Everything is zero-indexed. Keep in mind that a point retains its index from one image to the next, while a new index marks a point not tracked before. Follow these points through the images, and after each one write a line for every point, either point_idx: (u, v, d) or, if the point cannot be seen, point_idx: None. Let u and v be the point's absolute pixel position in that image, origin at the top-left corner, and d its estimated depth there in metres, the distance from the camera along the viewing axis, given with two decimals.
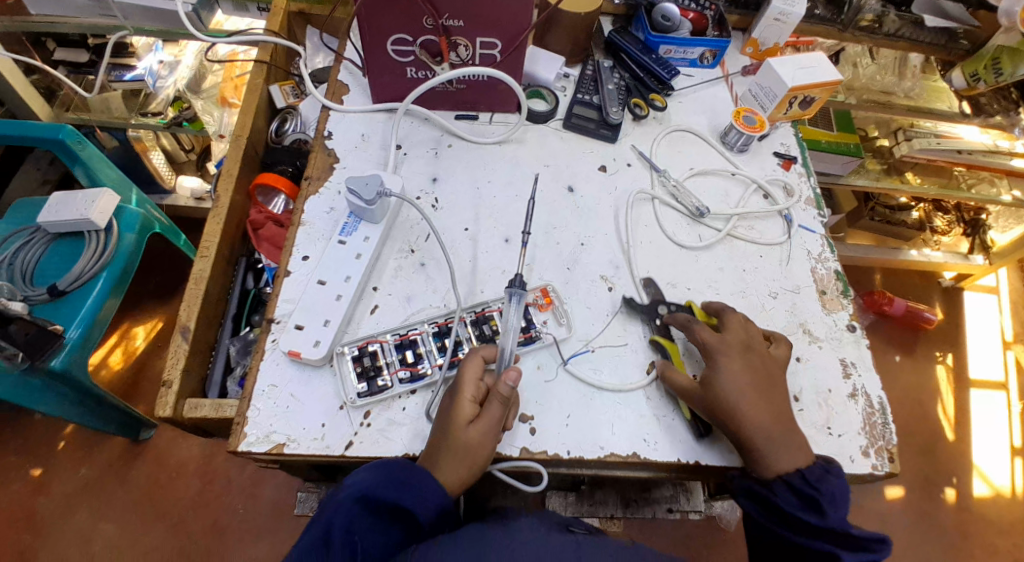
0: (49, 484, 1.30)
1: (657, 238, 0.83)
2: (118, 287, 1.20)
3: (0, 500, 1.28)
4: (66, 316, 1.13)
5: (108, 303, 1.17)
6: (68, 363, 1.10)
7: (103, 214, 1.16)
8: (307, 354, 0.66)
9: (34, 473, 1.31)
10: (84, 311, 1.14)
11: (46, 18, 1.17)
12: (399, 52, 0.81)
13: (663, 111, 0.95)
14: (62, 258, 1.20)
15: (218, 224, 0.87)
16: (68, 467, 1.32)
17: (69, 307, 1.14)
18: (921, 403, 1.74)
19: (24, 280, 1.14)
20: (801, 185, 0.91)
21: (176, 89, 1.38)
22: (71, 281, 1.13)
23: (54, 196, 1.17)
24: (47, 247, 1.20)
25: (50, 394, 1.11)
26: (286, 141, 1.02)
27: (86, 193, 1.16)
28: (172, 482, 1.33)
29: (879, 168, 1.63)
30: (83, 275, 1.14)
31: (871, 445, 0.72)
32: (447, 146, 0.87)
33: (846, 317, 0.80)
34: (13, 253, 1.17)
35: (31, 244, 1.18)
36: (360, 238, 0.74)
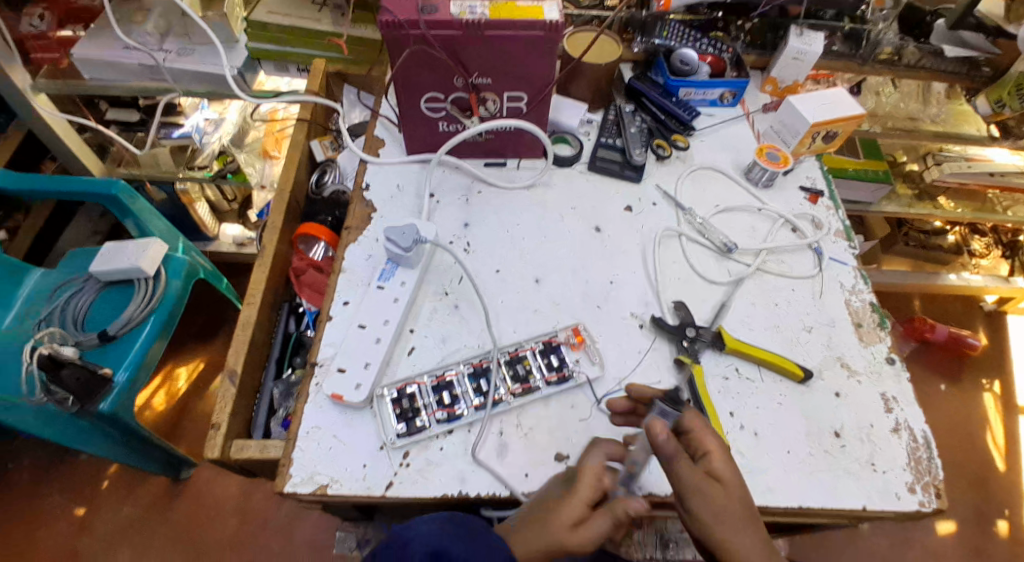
0: (93, 523, 1.34)
1: (685, 274, 0.84)
2: (164, 331, 1.26)
3: (48, 540, 1.32)
4: (115, 359, 1.19)
5: (155, 346, 1.23)
6: (116, 406, 1.14)
7: (152, 262, 1.23)
8: (350, 397, 0.68)
9: (78, 511, 1.35)
10: (132, 355, 1.19)
11: (100, 84, 1.25)
12: (432, 109, 0.85)
13: (686, 150, 0.97)
14: (112, 305, 1.27)
15: (263, 273, 0.92)
16: (110, 506, 1.36)
17: (117, 350, 1.20)
18: (969, 432, 1.68)
19: (74, 326, 1.21)
20: (829, 218, 0.91)
21: (220, 144, 1.47)
22: (121, 326, 1.19)
23: (106, 246, 1.25)
24: (98, 294, 1.27)
25: (97, 436, 1.16)
26: (327, 193, 1.06)
27: (135, 243, 1.24)
28: (212, 520, 1.35)
29: (910, 193, 1.61)
30: (132, 320, 1.20)
31: (917, 481, 0.70)
32: (476, 192, 0.91)
33: (884, 349, 0.79)
34: (67, 300, 1.25)
35: (82, 292, 1.25)
36: (398, 283, 0.77)
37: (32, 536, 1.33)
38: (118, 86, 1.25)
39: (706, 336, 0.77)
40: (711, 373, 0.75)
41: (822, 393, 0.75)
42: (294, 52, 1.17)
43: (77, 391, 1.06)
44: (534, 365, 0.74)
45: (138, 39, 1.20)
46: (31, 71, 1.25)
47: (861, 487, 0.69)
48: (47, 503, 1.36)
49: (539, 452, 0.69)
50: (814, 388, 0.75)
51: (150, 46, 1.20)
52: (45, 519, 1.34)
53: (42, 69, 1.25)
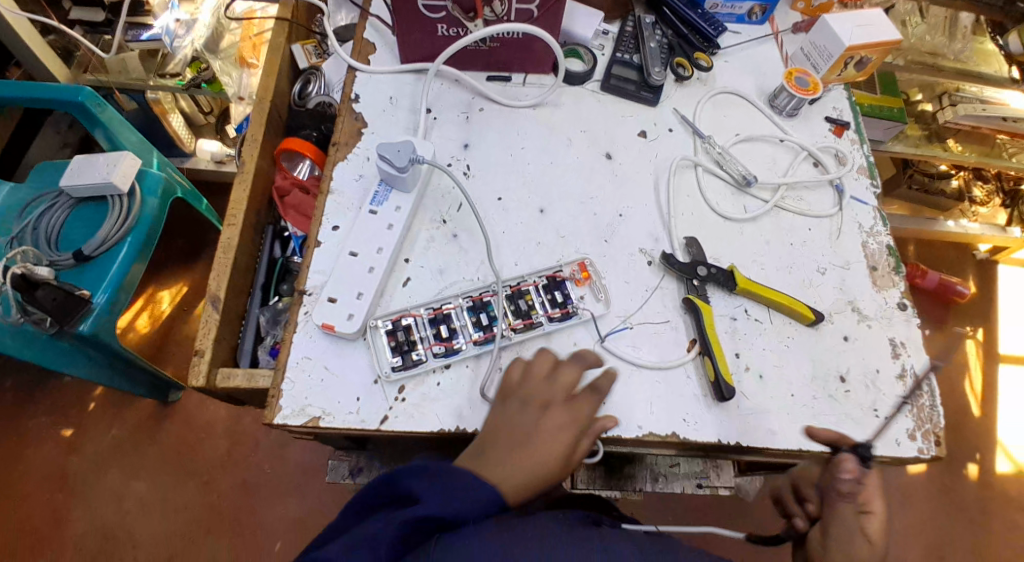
0: (81, 444, 1.33)
1: (699, 209, 0.79)
2: (143, 252, 1.19)
3: (35, 458, 1.31)
4: (91, 281, 1.12)
5: (133, 267, 1.17)
6: (96, 327, 1.10)
7: (126, 177, 1.14)
8: (341, 328, 0.64)
9: (65, 433, 1.34)
10: (111, 276, 1.13)
11: None
12: (431, 7, 0.76)
13: (708, 71, 0.89)
14: (86, 223, 1.19)
15: (243, 191, 0.85)
16: (98, 428, 1.34)
17: (95, 271, 1.13)
18: (949, 377, 1.71)
19: (48, 244, 1.14)
20: (853, 153, 0.86)
21: (194, 48, 1.34)
22: (96, 246, 1.12)
23: (76, 160, 1.16)
24: (70, 212, 1.19)
25: (80, 358, 1.13)
26: (310, 105, 0.97)
27: (106, 155, 1.15)
28: (201, 443, 1.35)
29: (919, 133, 1.55)
30: (108, 240, 1.13)
31: (918, 429, 0.70)
32: (478, 110, 0.83)
33: (897, 294, 0.76)
34: (37, 218, 1.17)
35: (55, 209, 1.18)
36: (392, 208, 0.71)
37: (18, 455, 1.31)
38: None
39: (718, 273, 0.73)
40: (720, 313, 0.72)
41: (832, 337, 0.72)
42: None
43: (54, 312, 1.01)
44: (537, 300, 0.70)
45: None
46: None
47: (862, 434, 0.68)
48: (30, 424, 1.34)
49: None
50: (824, 331, 0.73)
51: None
52: (30, 439, 1.33)
53: None
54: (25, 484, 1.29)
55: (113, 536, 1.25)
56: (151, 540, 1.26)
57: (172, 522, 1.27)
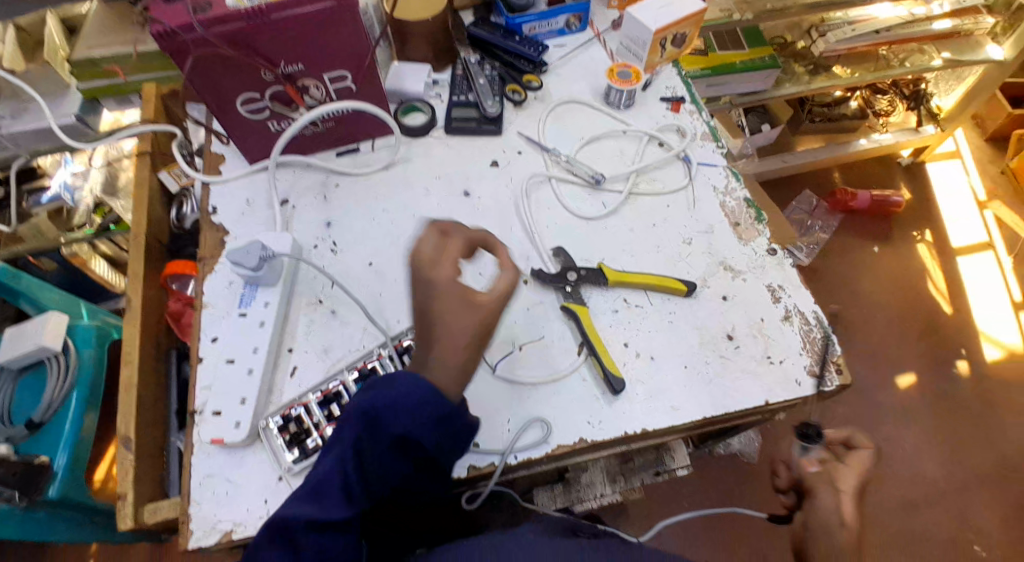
0: None
1: (559, 217, 0.82)
2: (92, 401, 1.22)
3: None
4: (49, 445, 1.14)
5: (86, 418, 1.19)
6: (62, 490, 1.11)
7: (57, 336, 1.15)
8: (231, 437, 0.65)
9: None
10: (66, 433, 1.16)
11: None
12: (253, 110, 0.79)
13: (541, 89, 0.94)
14: (36, 392, 1.18)
15: (137, 326, 0.86)
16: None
17: (48, 436, 1.15)
18: (913, 289, 1.73)
19: (2, 420, 1.13)
20: (693, 122, 0.90)
21: (93, 195, 1.37)
22: (44, 411, 1.13)
23: (8, 333, 1.16)
24: (17, 383, 1.18)
25: (59, 524, 1.10)
26: (189, 223, 1.01)
27: (34, 320, 1.15)
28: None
29: (804, 70, 1.62)
30: (53, 403, 1.14)
31: (816, 364, 0.72)
32: (334, 187, 0.86)
33: (764, 242, 0.79)
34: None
35: (0, 384, 1.16)
36: (261, 305, 0.73)
37: None
38: None
39: (587, 273, 0.75)
40: (600, 310, 0.74)
41: (710, 302, 0.75)
42: (125, 84, 1.11)
43: (19, 487, 1.01)
44: None
45: None
46: None
47: (760, 385, 0.70)
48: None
49: None
50: (701, 299, 0.75)
51: None
52: None
53: None
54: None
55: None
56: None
57: None
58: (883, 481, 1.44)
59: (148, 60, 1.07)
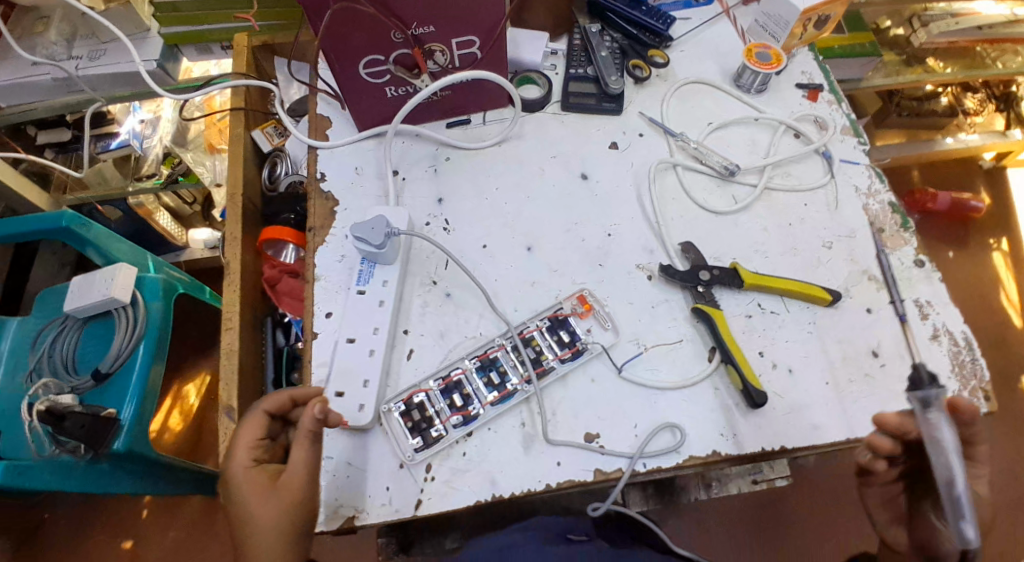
0: (144, 552, 1.33)
1: (687, 208, 0.77)
2: (159, 353, 1.19)
3: None
4: (117, 397, 1.13)
5: (154, 368, 1.17)
6: (130, 442, 1.09)
7: (125, 289, 1.14)
8: (355, 421, 0.63)
9: (126, 544, 1.34)
10: (134, 385, 1.13)
11: (26, 107, 1.13)
12: (373, 73, 0.74)
13: (666, 66, 0.87)
14: (98, 341, 1.19)
15: (235, 292, 0.84)
16: (155, 534, 1.35)
17: (115, 387, 1.14)
18: (983, 297, 1.61)
19: (66, 371, 1.15)
20: (832, 114, 0.84)
21: (163, 146, 1.34)
22: (111, 362, 1.13)
23: (75, 283, 1.16)
24: (81, 332, 1.19)
25: (121, 476, 1.10)
26: (282, 188, 0.98)
27: (102, 272, 1.14)
28: None
29: (896, 59, 1.40)
30: (123, 352, 1.13)
31: (965, 388, 0.67)
32: (445, 160, 0.81)
33: (912, 251, 0.74)
34: (50, 346, 1.17)
35: (65, 334, 1.18)
36: (380, 283, 0.70)
37: None
38: (39, 107, 1.14)
39: (721, 273, 0.70)
40: (733, 313, 0.70)
41: (852, 313, 0.70)
42: (208, 31, 1.06)
43: (86, 439, 1.00)
44: (544, 344, 0.68)
45: (44, 52, 1.08)
46: None
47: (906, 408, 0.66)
48: (89, 543, 1.34)
49: (567, 438, 0.64)
50: (844, 309, 0.70)
51: (59, 58, 1.08)
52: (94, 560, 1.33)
53: None
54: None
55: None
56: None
57: None
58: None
59: (269, 8, 1.02)
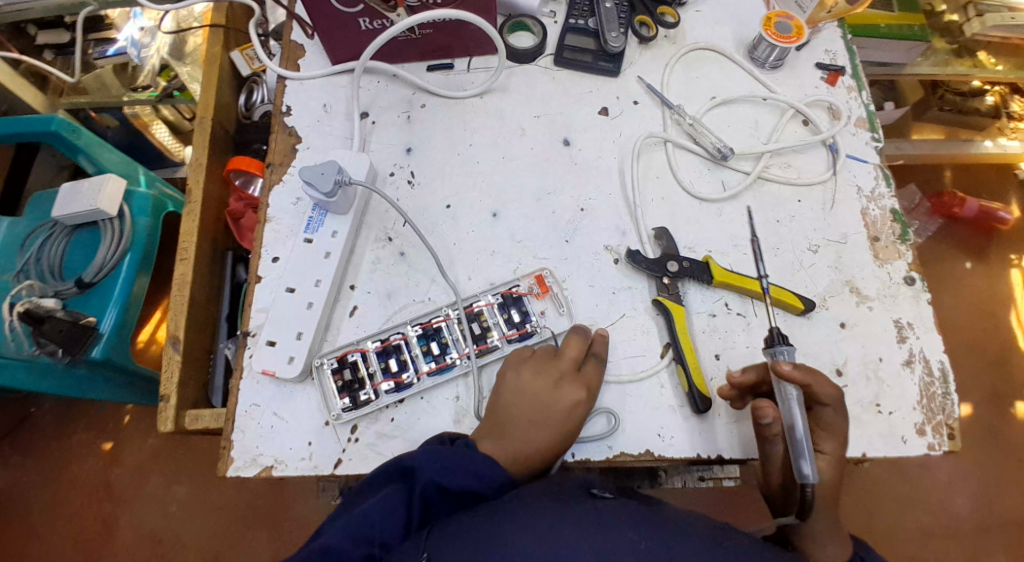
0: (121, 455, 1.36)
1: (670, 190, 0.71)
2: (144, 266, 1.17)
3: (75, 477, 1.35)
4: (100, 304, 1.11)
5: (139, 279, 1.16)
6: (107, 351, 1.08)
7: (113, 201, 1.11)
8: (283, 373, 0.61)
9: (105, 446, 1.37)
10: (118, 292, 1.12)
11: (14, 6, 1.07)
12: (345, 2, 0.68)
13: (676, 27, 0.79)
14: (86, 251, 1.18)
15: (194, 222, 0.81)
16: (134, 440, 1.37)
17: (98, 296, 1.12)
18: (993, 316, 1.49)
19: (52, 276, 1.13)
20: (849, 103, 0.76)
21: (160, 57, 1.28)
22: (95, 272, 1.10)
23: (63, 188, 1.12)
24: (70, 240, 1.18)
25: (97, 382, 1.12)
26: (256, 116, 0.93)
27: (90, 180, 1.11)
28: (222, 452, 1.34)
29: (946, 48, 1.24)
30: (107, 263, 1.11)
31: (928, 422, 0.63)
32: (420, 107, 0.76)
33: (903, 267, 0.68)
34: (38, 248, 1.15)
35: (54, 238, 1.16)
36: (328, 233, 0.66)
37: (60, 474, 1.35)
38: (34, 7, 1.06)
39: (690, 266, 0.66)
40: (696, 310, 0.66)
41: (825, 326, 0.66)
42: None
43: (63, 344, 0.99)
44: (492, 321, 0.65)
45: None
46: None
47: (862, 435, 0.62)
48: (72, 441, 1.37)
49: None
50: (817, 321, 0.66)
51: None
52: (69, 458, 1.36)
53: None
54: (71, 502, 1.33)
55: (161, 540, 1.29)
56: (196, 542, 1.29)
57: (212, 524, 1.30)
58: (903, 507, 1.32)
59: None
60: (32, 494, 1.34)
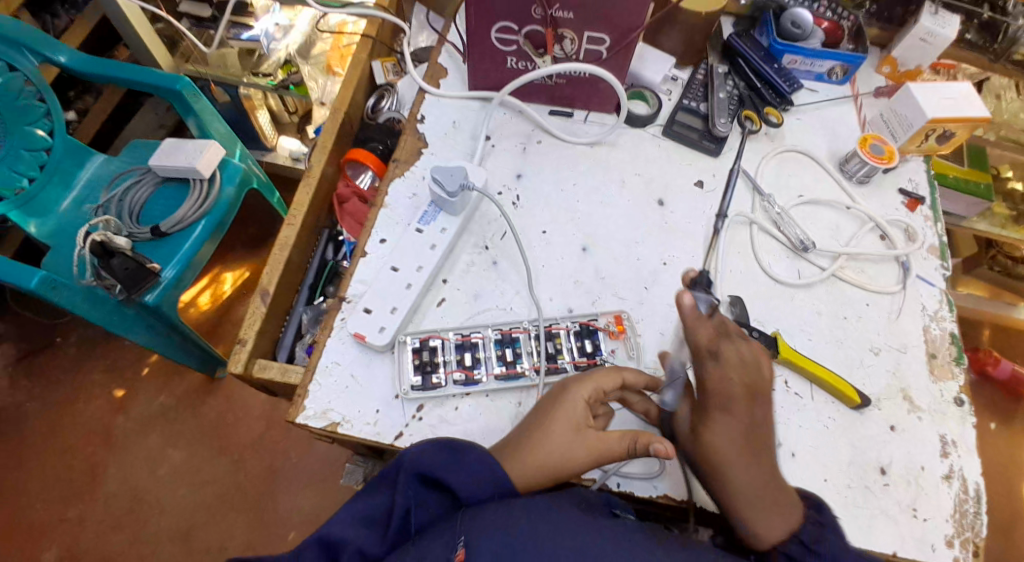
0: (128, 405, 1.35)
1: (749, 267, 0.76)
2: (215, 235, 1.20)
3: (82, 414, 1.34)
4: (165, 255, 1.14)
5: (203, 249, 1.17)
6: (160, 300, 1.10)
7: (208, 166, 1.15)
8: (372, 339, 0.67)
9: (116, 393, 1.37)
10: (181, 253, 1.14)
11: None
12: (502, 40, 0.77)
13: (778, 128, 0.86)
14: (168, 203, 1.20)
15: (306, 195, 0.89)
16: (149, 391, 1.37)
17: (169, 246, 1.15)
18: (1011, 480, 1.45)
19: (130, 218, 1.16)
20: (925, 230, 0.82)
21: (287, 52, 1.36)
22: (172, 224, 1.13)
23: (165, 143, 1.18)
24: (155, 189, 1.21)
25: (141, 325, 1.12)
26: (381, 119, 1.00)
27: (193, 143, 1.16)
28: (237, 424, 1.35)
29: (1005, 212, 1.28)
30: (184, 220, 1.14)
31: (958, 535, 0.65)
32: (536, 142, 0.84)
33: (955, 387, 0.72)
34: (123, 191, 1.18)
35: (141, 185, 1.19)
36: (437, 229, 0.73)
37: (70, 408, 1.35)
38: None
39: (761, 337, 0.70)
40: None
41: (875, 424, 0.69)
42: None
43: (123, 281, 1.02)
44: (565, 345, 0.69)
45: None
46: None
47: (894, 533, 0.64)
48: (87, 380, 1.37)
49: None
50: (869, 418, 0.69)
51: None
52: (82, 394, 1.36)
53: None
54: (70, 438, 1.32)
55: (141, 499, 1.27)
56: (176, 510, 1.27)
57: (199, 495, 1.28)
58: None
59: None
60: (35, 420, 1.33)
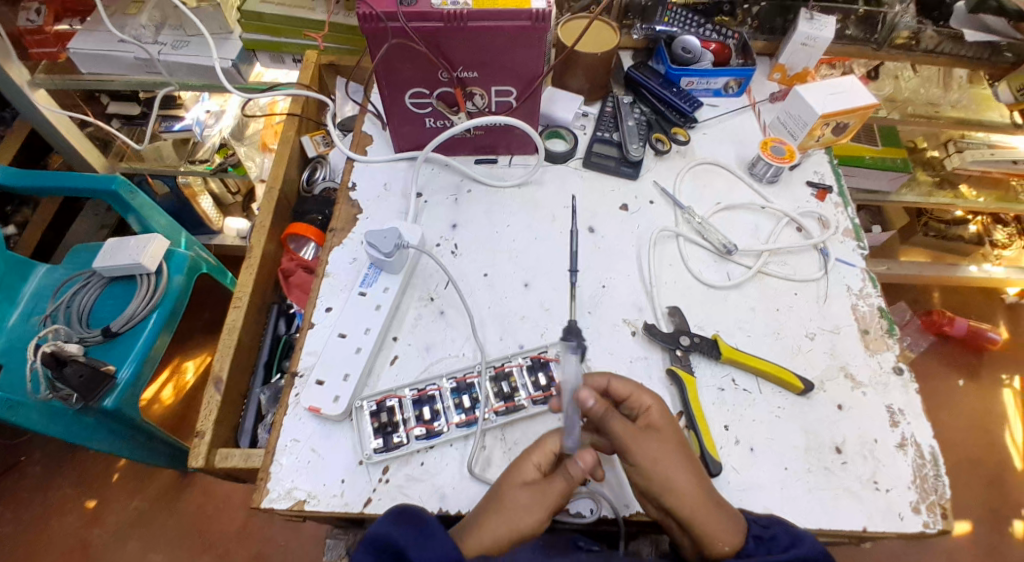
0: (103, 515, 1.31)
1: (683, 278, 0.80)
2: (170, 325, 1.18)
3: (54, 532, 1.29)
4: (121, 354, 1.12)
5: (160, 338, 1.16)
6: (120, 402, 1.07)
7: (154, 259, 1.14)
8: (328, 410, 0.67)
9: (88, 504, 1.32)
10: (139, 346, 1.12)
11: (98, 78, 1.15)
12: (417, 104, 0.81)
13: (687, 144, 0.92)
14: (118, 301, 1.19)
15: (251, 275, 0.90)
16: (119, 500, 1.32)
17: (123, 347, 1.13)
18: (989, 433, 1.50)
19: (79, 322, 1.14)
20: (838, 216, 0.87)
21: (221, 137, 1.36)
22: (122, 322, 1.12)
23: (109, 243, 1.17)
24: (102, 290, 1.19)
25: (102, 430, 1.07)
26: (316, 190, 1.03)
27: (137, 239, 1.15)
28: (218, 513, 1.31)
29: (930, 180, 1.38)
30: (135, 316, 1.13)
31: (922, 501, 0.67)
32: (466, 192, 0.87)
33: (892, 358, 0.76)
34: (70, 297, 1.16)
35: (88, 286, 1.17)
36: (381, 289, 0.75)
37: (36, 529, 1.29)
38: (117, 80, 1.15)
39: (700, 341, 0.74)
40: (706, 383, 0.73)
41: (824, 407, 0.72)
42: (285, 44, 1.09)
43: (79, 389, 0.98)
44: (520, 382, 0.71)
45: (132, 33, 1.11)
46: (26, 65, 1.15)
47: (860, 508, 0.66)
48: (56, 495, 1.33)
49: None
50: (816, 401, 0.72)
51: (144, 40, 1.11)
52: (50, 511, 1.31)
53: (39, 65, 1.15)
54: (43, 560, 1.26)
55: None
56: None
57: None
58: None
59: (337, 32, 1.05)
60: (5, 549, 1.27)
